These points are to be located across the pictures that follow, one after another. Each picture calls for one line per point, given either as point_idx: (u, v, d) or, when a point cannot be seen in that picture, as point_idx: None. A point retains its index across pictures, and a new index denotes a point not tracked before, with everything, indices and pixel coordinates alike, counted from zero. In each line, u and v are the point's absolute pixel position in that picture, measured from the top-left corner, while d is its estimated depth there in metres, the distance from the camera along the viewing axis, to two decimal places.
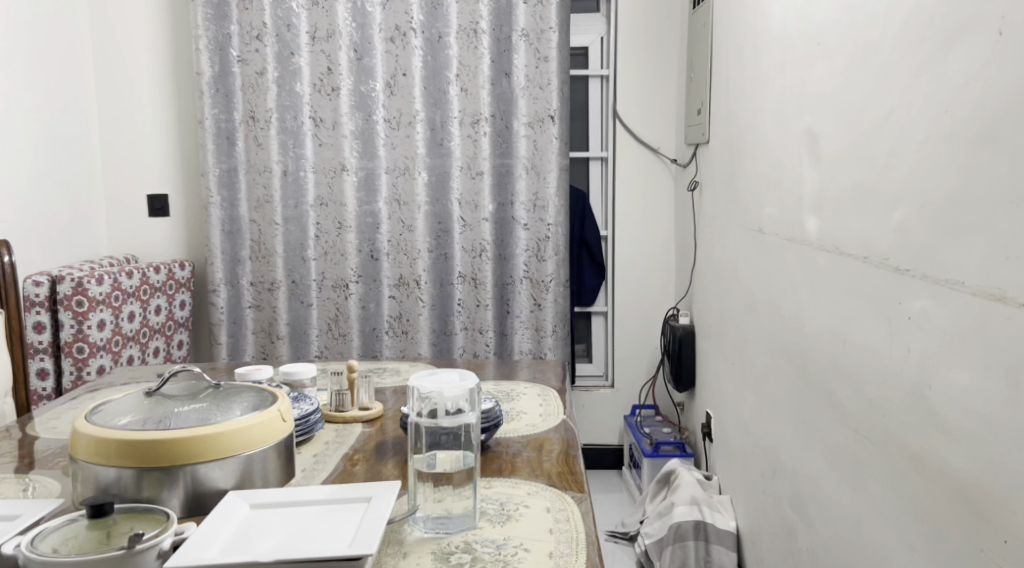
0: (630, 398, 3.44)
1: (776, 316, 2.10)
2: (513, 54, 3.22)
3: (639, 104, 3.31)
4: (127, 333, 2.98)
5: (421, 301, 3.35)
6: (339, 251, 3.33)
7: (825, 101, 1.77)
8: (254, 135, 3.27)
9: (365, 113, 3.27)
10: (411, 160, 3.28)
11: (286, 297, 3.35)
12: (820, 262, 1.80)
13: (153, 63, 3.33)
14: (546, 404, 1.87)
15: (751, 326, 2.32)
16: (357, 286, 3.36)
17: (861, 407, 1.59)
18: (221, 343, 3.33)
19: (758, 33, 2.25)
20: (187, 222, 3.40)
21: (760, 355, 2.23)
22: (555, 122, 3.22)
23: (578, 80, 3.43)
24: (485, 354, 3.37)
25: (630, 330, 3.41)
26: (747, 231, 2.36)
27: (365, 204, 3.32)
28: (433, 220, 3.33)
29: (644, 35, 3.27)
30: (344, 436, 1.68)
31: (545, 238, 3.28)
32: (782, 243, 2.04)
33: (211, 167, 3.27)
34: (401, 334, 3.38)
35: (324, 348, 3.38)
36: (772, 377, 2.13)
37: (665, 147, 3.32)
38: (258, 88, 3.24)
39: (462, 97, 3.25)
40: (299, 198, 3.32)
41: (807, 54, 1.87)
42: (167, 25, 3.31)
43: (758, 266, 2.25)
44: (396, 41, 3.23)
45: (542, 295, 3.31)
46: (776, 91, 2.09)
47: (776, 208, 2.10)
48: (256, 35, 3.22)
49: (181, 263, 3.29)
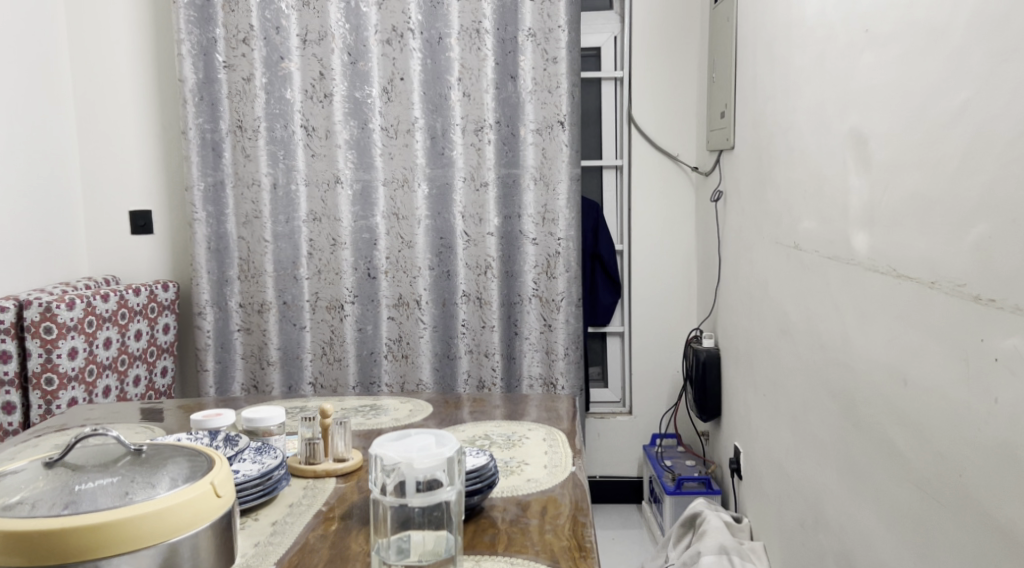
0: (650, 426, 3.17)
1: (816, 345, 1.83)
2: (519, 55, 2.97)
3: (656, 108, 3.06)
4: (102, 361, 2.74)
5: (421, 323, 3.10)
6: (334, 270, 3.10)
7: (876, 97, 1.51)
8: (242, 146, 3.05)
9: (361, 120, 3.04)
10: (411, 171, 3.04)
11: (277, 319, 3.11)
12: (870, 285, 1.54)
13: (135, 73, 3.11)
14: (553, 451, 1.61)
15: (785, 355, 2.05)
16: (353, 307, 3.12)
17: (928, 461, 1.33)
18: (208, 370, 3.10)
19: (790, 24, 2.00)
20: (172, 241, 3.18)
21: (797, 389, 1.97)
22: (565, 128, 2.97)
23: (590, 83, 3.18)
24: (492, 379, 3.11)
25: (648, 353, 3.15)
26: (779, 246, 2.10)
27: (361, 218, 3.08)
28: (435, 235, 3.09)
29: (660, 34, 3.03)
30: (313, 495, 1.43)
31: (555, 254, 3.03)
32: (823, 260, 1.78)
33: (196, 180, 3.04)
34: (401, 359, 3.13)
35: (318, 374, 3.14)
36: (813, 414, 1.86)
37: (685, 154, 3.06)
38: (246, 95, 3.02)
39: (464, 102, 3.01)
40: (291, 213, 3.08)
41: (851, 43, 1.62)
42: (149, 31, 3.10)
43: (794, 286, 1.99)
44: (394, 43, 3.00)
45: (553, 315, 3.06)
46: (812, 88, 1.84)
47: (815, 221, 1.84)
48: (243, 38, 3.00)
49: (165, 284, 3.07)
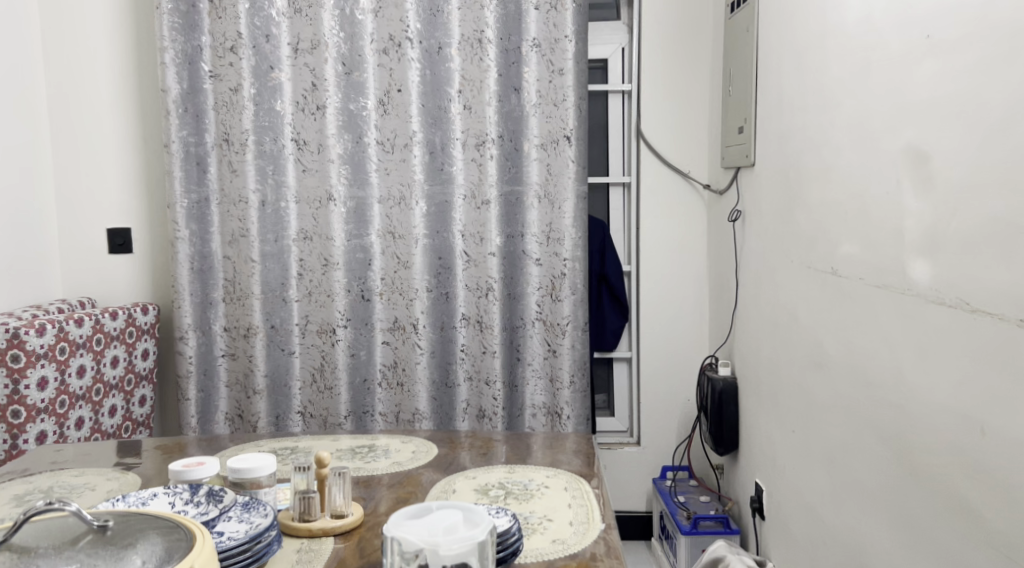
0: (660, 458, 2.99)
1: (859, 382, 1.67)
2: (523, 66, 2.81)
3: (666, 123, 2.90)
4: (75, 391, 2.55)
5: (418, 348, 2.92)
6: (325, 292, 2.92)
7: (942, 109, 1.36)
8: (228, 160, 2.87)
9: (355, 134, 2.87)
10: (408, 188, 2.87)
11: (264, 344, 2.93)
12: (933, 319, 1.38)
13: (114, 84, 2.94)
14: (578, 505, 1.45)
15: (819, 390, 1.89)
16: (346, 332, 2.93)
17: (1015, 525, 1.17)
18: (190, 399, 2.91)
19: (824, 32, 1.85)
20: (153, 261, 2.99)
21: (834, 429, 1.80)
22: (572, 143, 2.81)
23: (596, 97, 3.02)
24: (493, 408, 2.92)
25: (658, 381, 2.98)
26: (810, 271, 1.94)
27: (355, 237, 2.91)
28: (433, 255, 2.92)
29: (671, 45, 2.88)
30: (309, 560, 1.25)
31: (561, 275, 2.86)
32: (870, 289, 1.62)
33: (179, 197, 2.86)
34: (396, 386, 2.95)
35: (307, 404, 2.95)
36: (855, 458, 1.70)
37: (697, 172, 2.91)
38: (233, 107, 2.85)
39: (465, 115, 2.84)
40: (280, 231, 2.91)
41: (906, 50, 1.46)
42: (130, 39, 2.92)
43: (830, 315, 1.83)
44: (391, 53, 2.83)
45: (558, 340, 2.88)
46: (853, 100, 1.69)
47: (858, 245, 1.68)
48: (230, 46, 2.83)
49: (144, 307, 2.88)
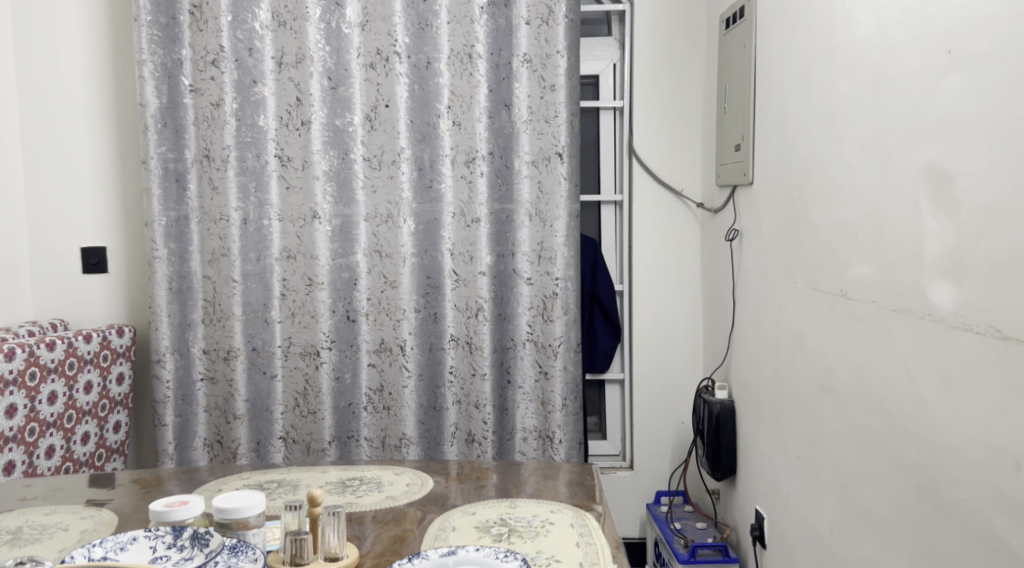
0: (654, 482, 2.92)
1: (874, 409, 1.60)
2: (514, 82, 2.75)
3: (659, 140, 2.85)
4: (45, 419, 2.45)
5: (405, 371, 2.83)
6: (309, 312, 2.82)
7: (967, 126, 1.30)
8: (209, 177, 2.78)
9: (341, 150, 2.79)
10: (395, 206, 2.79)
11: (245, 367, 2.82)
12: (960, 347, 1.33)
13: (90, 98, 2.84)
14: (586, 545, 1.38)
15: (827, 416, 1.82)
16: (330, 354, 2.84)
17: None
18: (167, 425, 2.80)
19: (831, 48, 1.80)
20: (129, 281, 2.88)
21: (846, 457, 1.74)
22: (564, 160, 2.74)
23: (587, 113, 2.96)
24: (482, 432, 2.83)
25: (651, 403, 2.91)
26: (816, 293, 1.88)
27: (340, 256, 2.82)
28: (421, 274, 2.83)
29: (664, 61, 2.83)
30: None
31: (552, 295, 2.79)
32: (885, 313, 1.56)
33: (157, 215, 2.76)
34: (382, 411, 2.85)
35: (290, 429, 2.85)
36: (870, 488, 1.63)
37: (690, 190, 2.85)
38: (214, 122, 2.76)
39: (454, 132, 2.77)
40: (262, 249, 2.81)
41: (926, 65, 1.41)
42: (106, 52, 2.83)
43: (839, 339, 1.76)
44: (378, 68, 2.76)
45: (550, 362, 2.80)
46: (865, 118, 1.63)
47: (870, 266, 1.62)
48: (211, 60, 2.74)
49: (120, 328, 2.77)
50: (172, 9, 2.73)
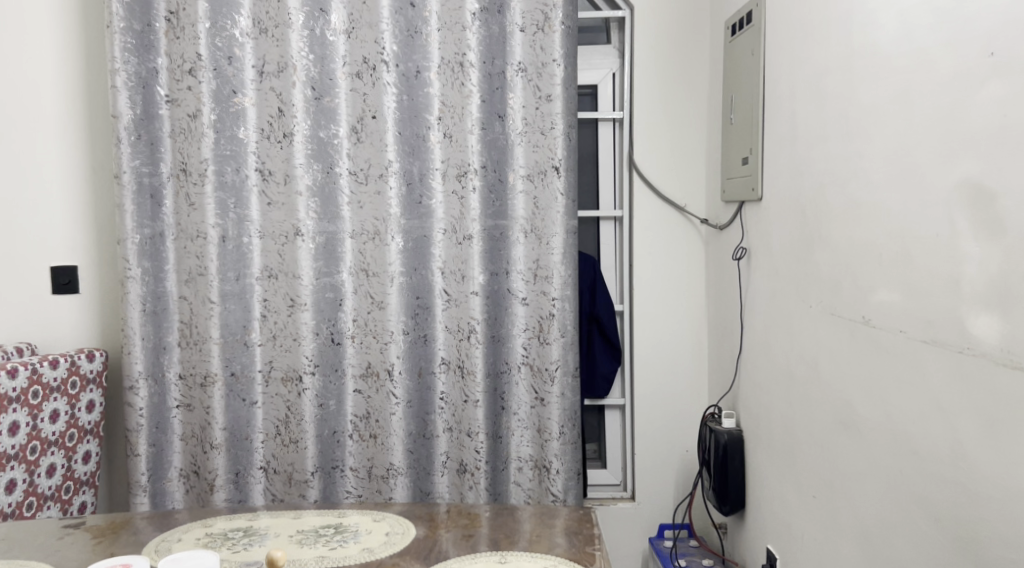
0: (656, 514, 2.76)
1: (903, 450, 1.45)
2: (508, 92, 2.60)
3: (660, 153, 2.70)
4: (6, 451, 2.31)
5: (393, 397, 2.67)
6: (292, 335, 2.67)
7: (1013, 139, 1.16)
8: (186, 193, 2.63)
9: (326, 163, 2.64)
10: (382, 222, 2.64)
11: (223, 394, 2.67)
12: (1008, 387, 1.18)
13: (61, 109, 2.69)
14: None
15: (848, 454, 1.67)
16: (314, 379, 2.68)
17: None
18: (140, 455, 2.64)
19: (849, 53, 1.65)
20: (102, 303, 2.73)
21: (869, 501, 1.58)
22: (560, 174, 2.59)
23: (585, 125, 2.81)
24: (475, 462, 2.67)
25: (653, 430, 2.75)
26: (834, 320, 1.73)
27: (325, 275, 2.67)
28: (410, 294, 2.67)
29: (666, 69, 2.68)
30: None
31: (549, 316, 2.63)
32: (915, 345, 1.41)
33: (131, 233, 2.61)
34: (369, 439, 2.69)
35: (271, 458, 2.69)
36: (898, 537, 1.48)
37: (693, 205, 2.70)
38: (192, 134, 2.61)
39: (445, 144, 2.62)
40: (241, 268, 2.66)
41: (962, 69, 1.27)
42: (79, 60, 2.68)
43: (861, 370, 1.61)
44: (365, 76, 2.61)
45: (545, 387, 2.64)
46: (889, 130, 1.49)
47: (897, 292, 1.47)
48: (188, 69, 2.59)
49: (90, 353, 2.62)
50: (147, 15, 2.58)
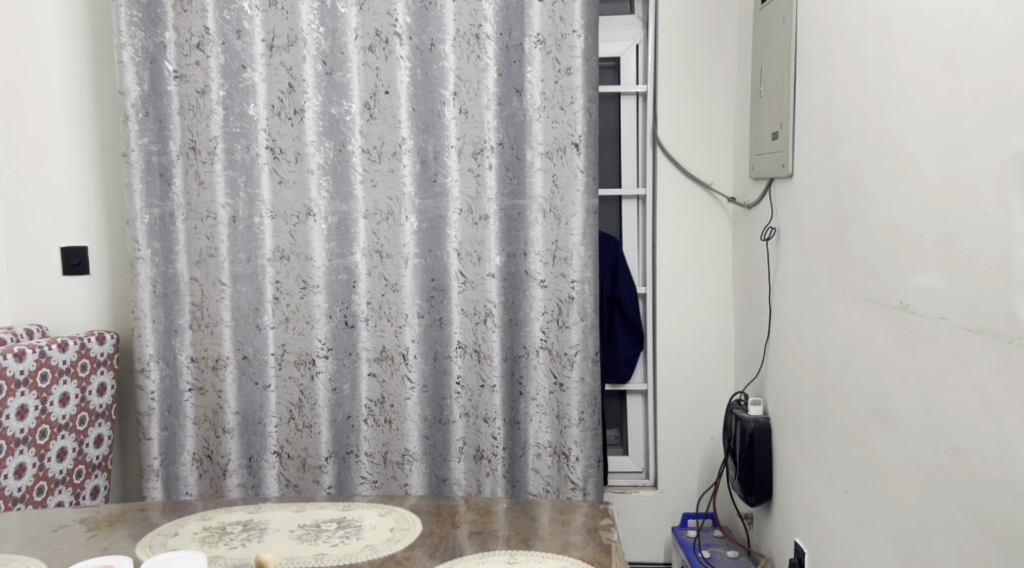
0: (680, 503, 2.67)
1: (944, 446, 1.35)
2: (526, 65, 2.50)
3: (686, 128, 2.58)
4: (14, 435, 2.27)
5: (408, 381, 2.59)
6: (304, 318, 2.60)
7: None
8: (195, 171, 2.56)
9: (338, 141, 2.56)
10: (396, 202, 2.56)
11: (235, 378, 2.61)
12: None
13: (68, 85, 2.63)
14: None
15: (883, 448, 1.57)
16: (327, 363, 2.61)
17: None
18: (152, 439, 2.60)
19: (890, 17, 1.53)
20: (112, 284, 2.68)
21: (906, 499, 1.48)
22: (580, 151, 2.49)
23: (608, 100, 2.70)
24: (492, 449, 2.59)
25: (677, 417, 2.66)
26: (869, 305, 1.62)
27: (338, 256, 2.59)
28: (425, 276, 2.59)
29: (691, 39, 2.56)
30: None
31: (568, 299, 2.54)
32: (959, 333, 1.30)
33: (140, 213, 2.55)
34: (384, 424, 2.62)
35: (284, 443, 2.63)
36: (938, 539, 1.38)
37: (720, 183, 2.58)
38: (200, 111, 2.54)
39: (461, 120, 2.53)
40: (253, 250, 2.59)
41: (1018, 32, 1.15)
42: (85, 36, 2.62)
43: (898, 359, 1.50)
44: (377, 50, 2.52)
45: (565, 372, 2.55)
46: (933, 99, 1.37)
47: (938, 276, 1.36)
48: (197, 43, 2.52)
49: (100, 335, 2.57)
50: None
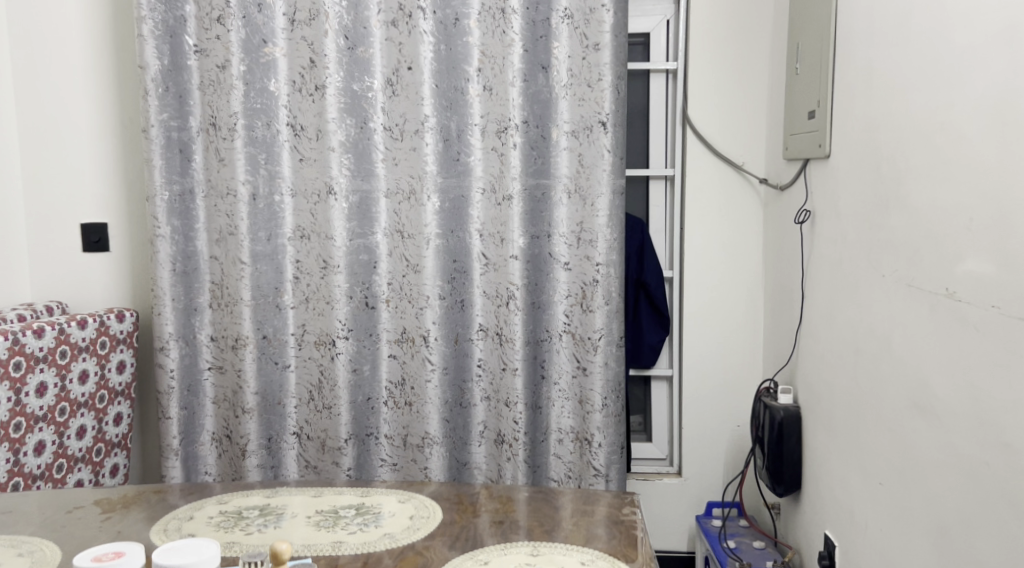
0: (705, 491, 2.62)
1: (991, 440, 1.28)
2: (553, 41, 2.43)
3: (717, 107, 2.51)
4: (33, 412, 2.26)
5: (429, 363, 2.55)
6: (324, 298, 2.56)
7: None
8: (215, 147, 2.52)
9: (359, 118, 2.50)
10: (418, 181, 2.51)
11: (255, 357, 2.58)
12: None
13: (87, 59, 2.59)
14: None
15: (923, 440, 1.50)
16: (347, 344, 2.57)
17: None
18: (171, 418, 2.58)
19: None
20: (132, 262, 2.66)
21: (947, 495, 1.42)
22: (607, 130, 2.43)
23: (636, 77, 2.63)
24: (513, 434, 2.54)
25: (703, 403, 2.60)
26: (910, 291, 1.55)
27: (359, 235, 2.55)
28: (447, 257, 2.54)
29: (725, 15, 2.48)
30: None
31: (592, 282, 2.48)
32: (1009, 321, 1.23)
33: (160, 189, 2.52)
34: (404, 406, 2.58)
35: (304, 424, 2.60)
36: (981, 537, 1.32)
37: (752, 163, 2.51)
38: (221, 86, 2.50)
39: (485, 97, 2.47)
40: (273, 228, 2.56)
41: None
42: (105, 9, 2.58)
43: (941, 348, 1.44)
44: (400, 25, 2.46)
45: (588, 356, 2.50)
46: (988, 74, 1.29)
47: (988, 263, 1.29)
48: (217, 17, 2.47)
49: (120, 313, 2.55)
50: None
